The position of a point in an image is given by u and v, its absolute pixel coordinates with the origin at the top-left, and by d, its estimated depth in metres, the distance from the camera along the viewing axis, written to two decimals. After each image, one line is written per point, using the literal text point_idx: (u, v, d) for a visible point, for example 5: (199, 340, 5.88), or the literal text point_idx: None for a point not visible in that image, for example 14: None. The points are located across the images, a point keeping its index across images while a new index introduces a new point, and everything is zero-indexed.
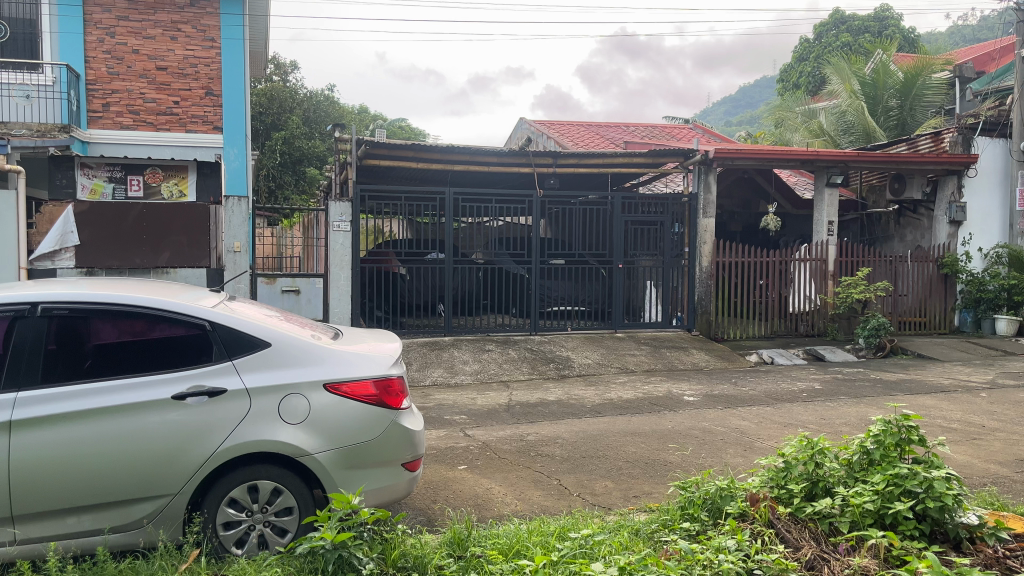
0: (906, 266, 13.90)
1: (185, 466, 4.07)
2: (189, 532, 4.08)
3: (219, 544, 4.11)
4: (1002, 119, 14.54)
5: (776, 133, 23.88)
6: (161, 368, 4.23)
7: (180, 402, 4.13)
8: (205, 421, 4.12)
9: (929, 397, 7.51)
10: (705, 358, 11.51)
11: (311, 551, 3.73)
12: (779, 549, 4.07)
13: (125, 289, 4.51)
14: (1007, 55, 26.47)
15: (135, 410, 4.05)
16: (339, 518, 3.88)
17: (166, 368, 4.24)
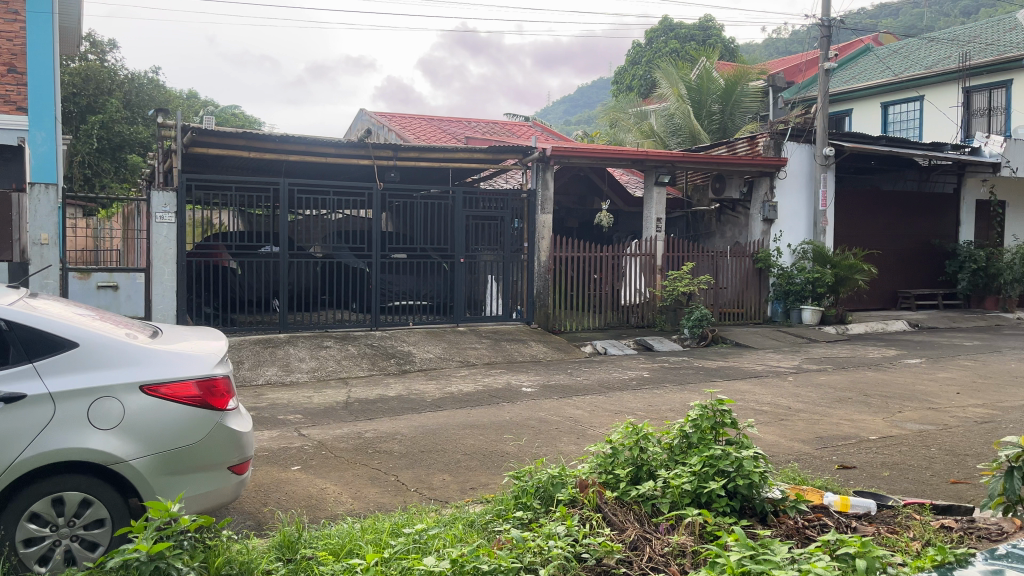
0: (724, 261, 14.94)
1: None
2: None
3: (18, 563, 3.75)
4: (807, 127, 15.86)
5: (611, 134, 24.85)
6: None
7: None
8: (3, 428, 3.76)
9: (744, 382, 8.13)
10: (543, 350, 11.81)
11: (124, 564, 3.46)
12: (605, 532, 4.24)
13: None
14: (813, 68, 29.05)
15: None
16: (157, 527, 3.65)
17: None
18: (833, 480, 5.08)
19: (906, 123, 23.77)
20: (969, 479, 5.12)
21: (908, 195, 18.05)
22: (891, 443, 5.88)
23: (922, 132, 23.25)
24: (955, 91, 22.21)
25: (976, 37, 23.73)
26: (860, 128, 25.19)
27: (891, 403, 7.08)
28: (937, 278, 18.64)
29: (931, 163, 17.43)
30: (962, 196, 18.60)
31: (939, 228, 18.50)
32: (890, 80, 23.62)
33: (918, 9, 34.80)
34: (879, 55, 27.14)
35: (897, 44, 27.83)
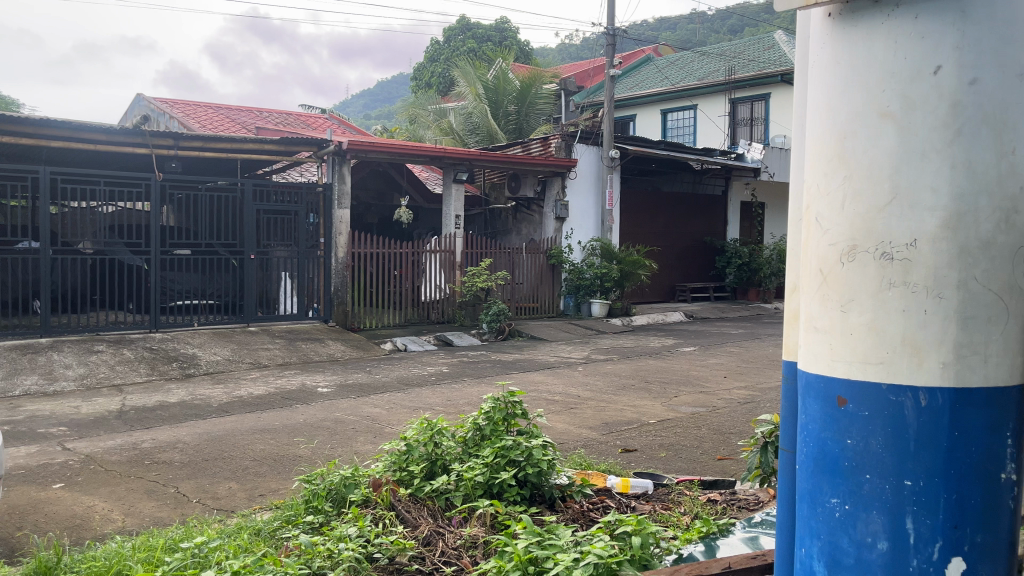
0: (520, 257, 15.40)
1: None
2: None
3: None
4: (594, 129, 16.67)
5: (411, 129, 25.01)
6: None
7: None
8: None
9: (538, 373, 8.42)
10: (341, 348, 11.57)
11: None
12: (398, 530, 4.20)
13: None
14: (599, 75, 30.82)
15: None
16: None
17: None
18: (615, 463, 5.39)
19: (683, 129, 25.71)
20: (733, 454, 5.64)
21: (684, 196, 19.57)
22: (667, 425, 6.35)
23: (695, 139, 25.30)
24: (723, 102, 24.45)
25: (740, 53, 26.22)
26: (642, 133, 26.91)
27: (668, 388, 7.65)
28: (708, 272, 20.38)
29: (704, 168, 19.03)
30: (730, 198, 20.50)
31: (711, 227, 20.29)
32: (668, 89, 25.47)
33: (693, 24, 37.86)
34: (658, 65, 29.20)
35: (673, 56, 30.11)
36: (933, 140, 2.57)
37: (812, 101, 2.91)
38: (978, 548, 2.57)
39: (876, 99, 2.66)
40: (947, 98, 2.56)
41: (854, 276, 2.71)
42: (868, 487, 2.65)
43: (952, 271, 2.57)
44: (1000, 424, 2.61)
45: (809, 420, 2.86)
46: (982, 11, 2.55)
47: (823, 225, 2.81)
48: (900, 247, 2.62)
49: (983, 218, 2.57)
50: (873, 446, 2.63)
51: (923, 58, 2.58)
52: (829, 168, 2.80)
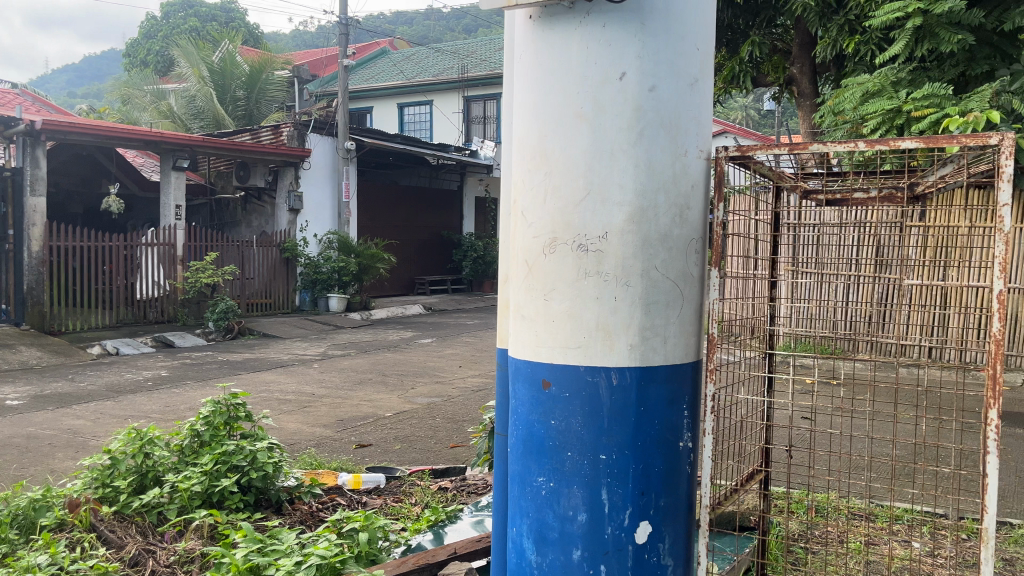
0: (251, 251, 14.64)
1: None
2: None
3: None
4: (329, 120, 16.41)
5: (124, 111, 23.21)
6: None
7: None
8: None
9: (270, 372, 8.08)
10: (37, 355, 10.25)
11: None
12: (99, 553, 3.77)
13: None
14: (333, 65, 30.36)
15: None
16: None
17: None
18: (347, 460, 5.30)
19: (419, 124, 26.07)
20: (464, 442, 5.80)
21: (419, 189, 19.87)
22: (403, 417, 6.38)
23: (432, 134, 25.77)
24: (456, 99, 25.13)
25: (473, 52, 27.18)
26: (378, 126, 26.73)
27: (405, 380, 7.70)
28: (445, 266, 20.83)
29: (440, 162, 19.42)
30: (465, 193, 21.19)
31: (447, 220, 20.81)
32: (402, 84, 25.66)
33: (429, 21, 38.54)
34: (393, 59, 29.24)
35: (409, 50, 30.38)
36: (620, 141, 2.79)
37: (518, 98, 3.04)
38: (660, 511, 2.86)
39: (573, 100, 2.83)
40: (631, 103, 2.79)
41: (555, 266, 2.88)
42: (570, 464, 2.83)
43: (637, 261, 2.82)
44: (678, 398, 2.92)
45: (518, 404, 2.99)
46: (659, 24, 2.80)
47: (528, 218, 2.96)
48: (594, 239, 2.82)
49: (661, 213, 2.84)
50: (574, 425, 2.82)
51: (610, 64, 2.79)
52: (532, 164, 2.95)
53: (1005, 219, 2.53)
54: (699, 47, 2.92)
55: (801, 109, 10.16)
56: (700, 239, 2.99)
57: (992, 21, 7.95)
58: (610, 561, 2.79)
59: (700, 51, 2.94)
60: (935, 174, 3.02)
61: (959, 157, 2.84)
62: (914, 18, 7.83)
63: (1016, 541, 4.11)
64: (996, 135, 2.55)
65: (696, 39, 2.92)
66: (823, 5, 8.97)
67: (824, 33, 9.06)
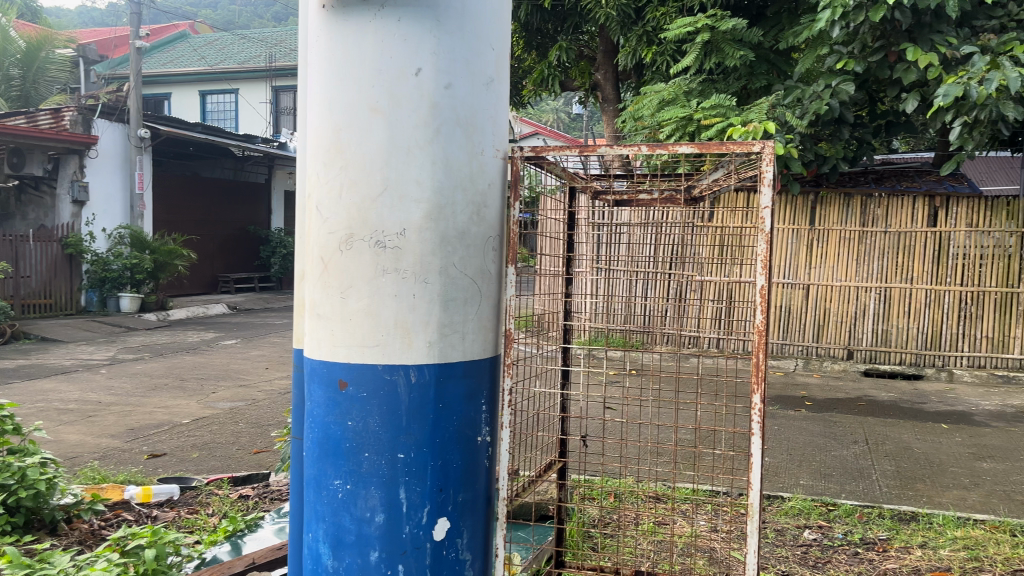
0: (27, 246, 13.22)
1: None
2: None
3: None
4: (119, 105, 15.23)
5: None
6: None
7: None
8: None
9: (48, 380, 7.34)
10: None
11: None
12: None
13: None
14: (124, 46, 28.18)
15: None
16: None
17: None
18: (136, 472, 4.92)
19: (223, 113, 24.88)
20: (269, 447, 5.57)
21: (222, 182, 18.95)
22: (202, 424, 6.02)
23: (238, 124, 24.73)
24: (264, 89, 24.25)
25: (282, 41, 26.26)
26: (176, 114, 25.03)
27: (205, 384, 7.27)
28: (253, 263, 19.98)
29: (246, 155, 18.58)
30: (273, 187, 20.55)
31: (255, 215, 20.05)
32: (205, 70, 24.33)
33: (236, 6, 36.78)
34: (192, 43, 27.49)
35: (212, 35, 28.72)
36: (416, 137, 2.77)
37: (312, 89, 2.93)
38: (458, 507, 2.88)
39: (368, 94, 2.78)
40: (427, 100, 2.78)
41: (351, 263, 2.81)
42: (367, 465, 2.77)
43: (434, 258, 2.81)
44: (476, 393, 2.95)
45: (314, 406, 2.89)
46: (454, 22, 2.81)
47: (323, 213, 2.86)
48: (391, 236, 2.78)
49: (458, 211, 2.86)
50: (371, 425, 2.77)
51: (405, 59, 2.76)
52: (327, 158, 2.86)
53: (765, 220, 2.79)
54: (493, 47, 2.96)
55: (605, 114, 10.69)
56: (496, 236, 3.04)
57: (770, 39, 8.96)
58: (408, 560, 2.77)
59: (495, 52, 2.99)
60: (709, 178, 3.28)
61: (728, 162, 3.11)
62: (703, 33, 8.42)
63: (785, 512, 4.54)
64: (758, 143, 2.78)
65: (491, 39, 2.96)
66: (622, 17, 9.42)
67: (625, 42, 9.56)
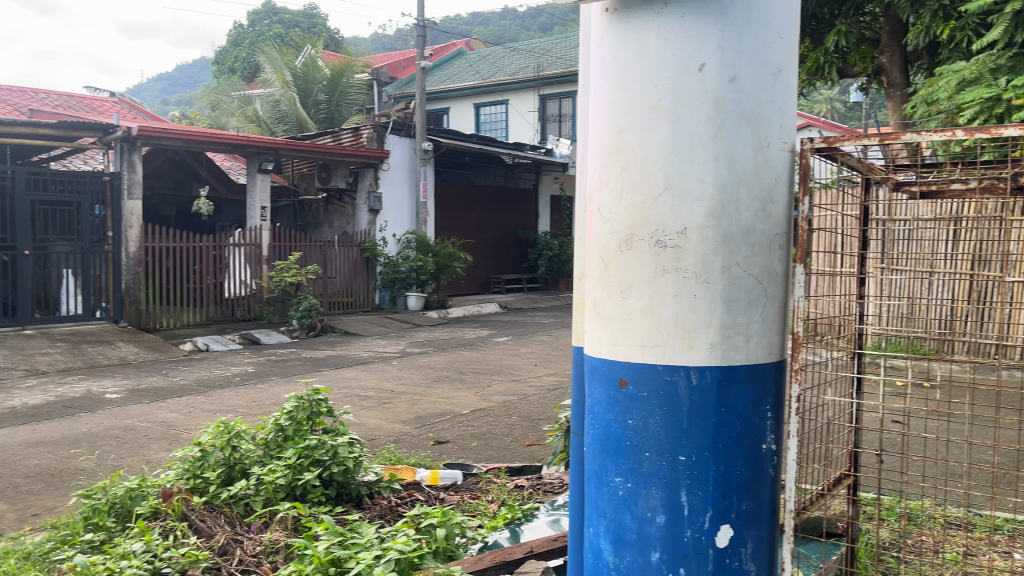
0: (333, 251, 14.97)
1: None
2: None
3: None
4: (407, 121, 16.70)
5: (212, 117, 23.38)
6: None
7: None
8: None
9: (351, 368, 8.34)
10: (134, 351, 10.76)
11: None
12: (190, 541, 3.98)
13: None
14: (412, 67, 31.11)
15: None
16: None
17: None
18: (425, 456, 5.38)
19: (495, 123, 26.49)
20: (540, 440, 5.81)
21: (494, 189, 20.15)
22: (479, 415, 6.43)
23: (508, 133, 26.12)
24: (533, 98, 25.43)
25: (549, 50, 27.35)
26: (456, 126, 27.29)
27: (481, 378, 7.79)
28: (521, 264, 21.02)
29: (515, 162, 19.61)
30: (541, 191, 21.36)
31: (523, 219, 21.07)
32: (479, 84, 26.05)
33: (506, 22, 39.36)
34: (469, 60, 29.56)
35: (486, 50, 30.73)
36: (699, 134, 2.72)
37: (594, 93, 2.99)
38: (743, 514, 2.78)
39: (649, 94, 2.77)
40: (710, 95, 2.71)
41: (632, 263, 2.82)
42: (648, 464, 2.76)
43: (717, 257, 2.73)
44: (761, 398, 2.83)
45: (594, 403, 2.94)
46: (741, 14, 2.71)
47: (604, 214, 2.90)
48: (672, 235, 2.75)
49: (742, 208, 2.75)
50: (651, 425, 2.75)
51: (689, 55, 2.71)
52: (609, 159, 2.89)
53: None
54: (783, 35, 2.83)
55: (891, 100, 9.82)
56: (783, 234, 2.89)
57: None
58: (689, 564, 2.73)
59: (784, 40, 2.84)
60: None
61: None
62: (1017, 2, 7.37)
63: None
64: None
65: (780, 27, 2.82)
66: None
67: (916, 20, 8.70)
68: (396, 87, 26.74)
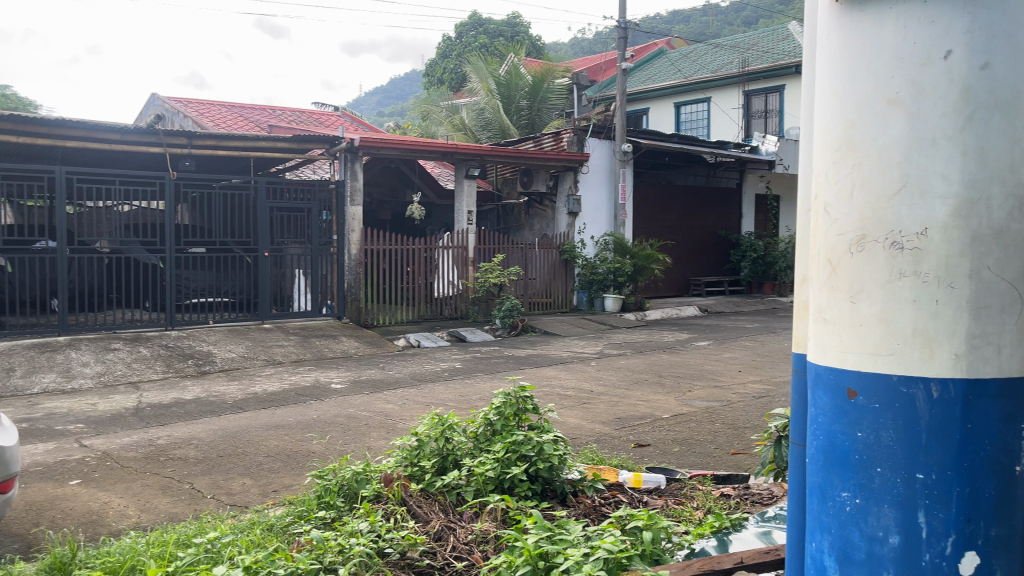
0: (533, 253, 15.44)
1: None
2: None
3: None
4: (608, 123, 16.73)
5: (423, 126, 24.76)
6: None
7: None
8: None
9: (551, 368, 8.52)
10: (355, 345, 11.65)
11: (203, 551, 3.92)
12: (409, 525, 4.23)
13: None
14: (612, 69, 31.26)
15: None
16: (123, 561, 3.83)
17: None
18: (628, 458, 5.38)
19: (697, 122, 25.93)
20: (747, 449, 5.61)
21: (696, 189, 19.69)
22: (681, 420, 6.33)
23: (709, 132, 25.43)
24: (737, 94, 24.60)
25: (754, 44, 26.32)
26: (657, 126, 27.12)
27: (682, 382, 7.66)
28: (722, 266, 20.44)
29: (718, 161, 19.10)
30: (745, 191, 20.56)
31: (725, 220, 20.38)
32: (680, 83, 25.63)
33: (708, 18, 38.32)
34: (671, 59, 29.19)
35: (687, 48, 30.12)
36: (943, 127, 2.51)
37: (821, 87, 2.84)
38: (992, 542, 2.52)
39: (885, 86, 2.59)
40: (958, 84, 2.50)
41: (864, 265, 2.64)
42: (880, 480, 2.59)
43: (965, 260, 2.50)
44: (1016, 416, 2.55)
45: (819, 413, 2.80)
46: None
47: (832, 214, 2.74)
48: (911, 236, 2.55)
49: (995, 206, 2.50)
50: (884, 439, 2.57)
51: (933, 43, 2.52)
52: (838, 156, 2.73)
53: None
54: None
55: None
56: None
57: None
58: None
59: None
60: None
61: None
62: None
63: None
64: None
65: None
66: None
67: None
68: (595, 90, 27.09)
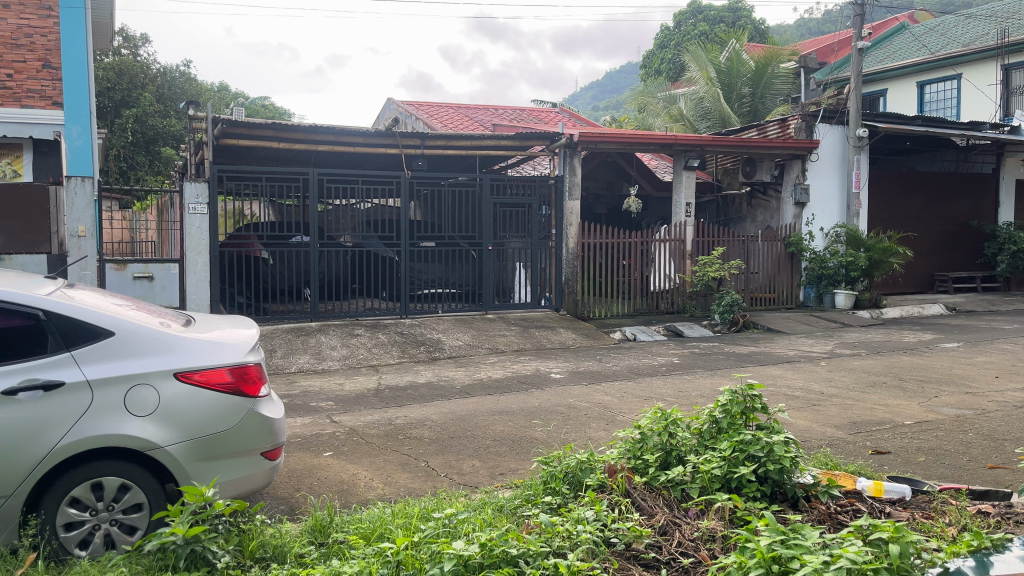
0: (756, 245, 14.86)
1: (40, 447, 3.77)
2: (67, 516, 3.81)
3: (112, 536, 3.89)
4: (839, 107, 15.66)
5: (640, 118, 24.49)
6: (41, 351, 4.00)
7: (120, 407, 3.95)
8: (53, 412, 3.83)
9: (777, 367, 8.16)
10: (572, 336, 11.87)
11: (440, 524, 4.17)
12: (633, 517, 4.24)
13: (39, 288, 4.31)
14: (846, 48, 29.25)
15: (54, 393, 3.86)
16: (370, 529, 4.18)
17: (47, 351, 4.01)
18: (866, 465, 5.03)
19: (943, 101, 23.60)
20: (1008, 464, 5.04)
21: (942, 176, 17.89)
22: (927, 428, 5.82)
23: (958, 111, 23.05)
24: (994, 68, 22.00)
25: (1016, 12, 23.43)
26: (896, 108, 25.02)
27: (927, 387, 7.03)
28: (974, 261, 18.51)
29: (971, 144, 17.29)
30: (1002, 175, 18.44)
31: (976, 209, 18.37)
32: (926, 59, 23.45)
33: None
34: (914, 34, 26.76)
35: (933, 21, 27.43)
36: None
37: None
38: None
39: None
40: None
41: None
42: None
43: None
44: None
45: None
46: None
47: None
48: None
49: None
50: None
51: None
52: None
53: None
54: None
55: None
56: None
57: None
58: None
59: None
60: None
61: None
62: None
63: None
64: None
65: None
66: None
67: None
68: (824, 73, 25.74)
